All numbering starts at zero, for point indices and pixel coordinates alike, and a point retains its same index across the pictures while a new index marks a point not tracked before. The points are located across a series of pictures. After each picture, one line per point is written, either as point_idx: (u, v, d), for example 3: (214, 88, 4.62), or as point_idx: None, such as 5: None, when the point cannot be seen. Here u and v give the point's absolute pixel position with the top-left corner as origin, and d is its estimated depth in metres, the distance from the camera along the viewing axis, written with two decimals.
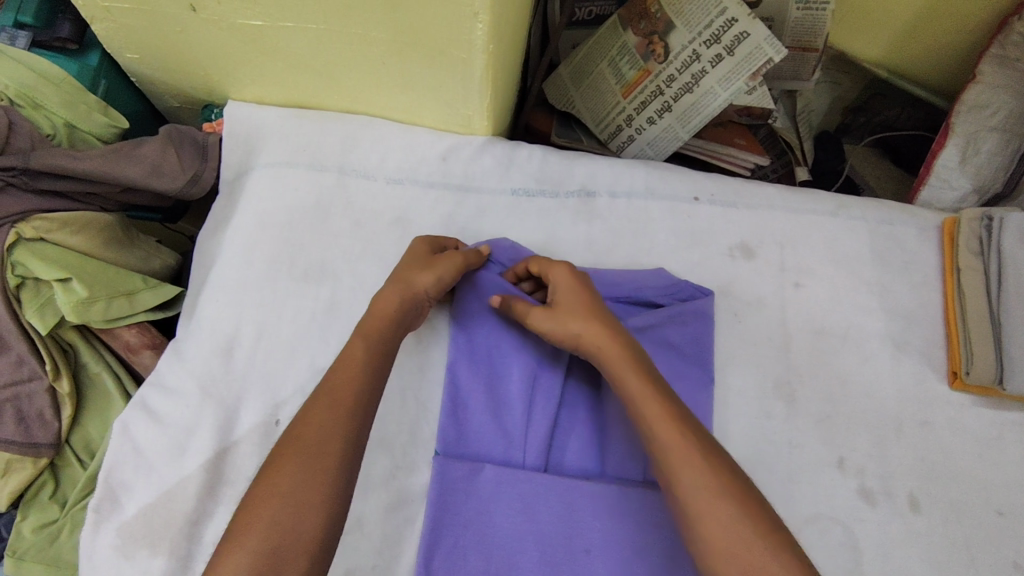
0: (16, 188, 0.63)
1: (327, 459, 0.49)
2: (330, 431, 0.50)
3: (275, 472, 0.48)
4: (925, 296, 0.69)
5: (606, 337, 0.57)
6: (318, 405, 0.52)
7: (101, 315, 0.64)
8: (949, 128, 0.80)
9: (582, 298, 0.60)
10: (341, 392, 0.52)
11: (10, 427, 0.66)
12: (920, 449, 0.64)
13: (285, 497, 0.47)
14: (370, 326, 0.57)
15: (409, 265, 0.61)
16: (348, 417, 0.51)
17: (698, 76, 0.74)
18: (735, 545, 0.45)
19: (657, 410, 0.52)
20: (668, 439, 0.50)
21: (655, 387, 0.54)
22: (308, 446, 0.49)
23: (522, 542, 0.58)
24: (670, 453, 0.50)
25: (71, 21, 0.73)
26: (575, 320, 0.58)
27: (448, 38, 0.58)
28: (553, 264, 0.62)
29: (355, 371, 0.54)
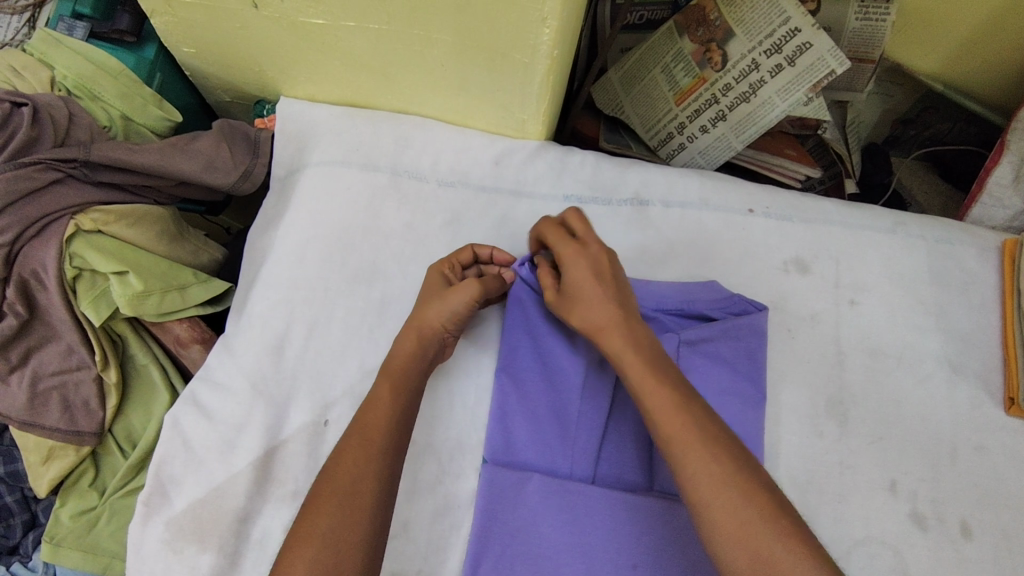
0: (76, 179, 0.64)
1: (361, 499, 0.49)
2: (363, 471, 0.51)
3: (312, 514, 0.49)
4: (983, 318, 0.68)
5: (607, 321, 0.56)
6: (349, 445, 0.52)
7: (154, 309, 0.64)
8: (1004, 144, 0.76)
9: (596, 279, 0.57)
10: (371, 431, 0.53)
11: (56, 414, 0.67)
12: (974, 474, 0.63)
13: (323, 538, 0.47)
14: (394, 366, 0.57)
15: (423, 300, 0.61)
16: (380, 455, 0.52)
17: (756, 86, 0.74)
18: (740, 536, 0.44)
19: (662, 397, 0.51)
20: (668, 427, 0.49)
21: (658, 372, 0.52)
22: (341, 488, 0.49)
23: (568, 554, 0.57)
24: (672, 441, 0.49)
25: (130, 14, 0.73)
26: (580, 309, 0.57)
27: (511, 42, 0.58)
28: (566, 245, 0.59)
29: (383, 410, 0.54)
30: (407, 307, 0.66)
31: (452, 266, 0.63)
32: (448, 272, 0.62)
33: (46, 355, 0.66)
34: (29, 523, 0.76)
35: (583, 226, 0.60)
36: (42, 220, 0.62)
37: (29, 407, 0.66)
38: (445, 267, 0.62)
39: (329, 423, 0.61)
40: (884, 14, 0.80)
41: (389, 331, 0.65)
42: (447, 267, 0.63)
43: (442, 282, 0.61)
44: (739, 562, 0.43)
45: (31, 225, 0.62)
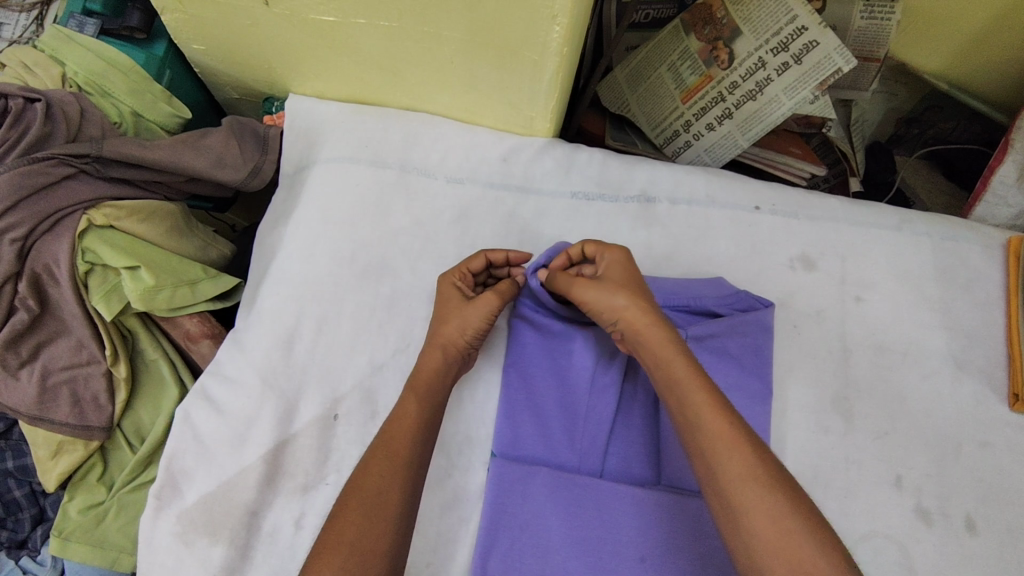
0: (88, 174, 0.64)
1: (385, 509, 0.50)
2: (389, 484, 0.52)
3: (340, 522, 0.50)
4: (988, 315, 0.68)
5: (648, 314, 0.56)
6: (376, 457, 0.53)
7: (165, 303, 0.65)
8: (1009, 143, 0.77)
9: (632, 281, 0.59)
10: (397, 444, 0.54)
11: (65, 409, 0.67)
12: (979, 470, 0.63)
13: (348, 546, 0.48)
14: (419, 379, 0.58)
15: (442, 315, 0.61)
16: (404, 467, 0.53)
17: (762, 84, 0.74)
18: (780, 537, 0.44)
19: (701, 396, 0.51)
20: (713, 425, 0.50)
21: (700, 373, 0.53)
22: (368, 499, 0.51)
23: (578, 547, 0.57)
24: (711, 438, 0.49)
25: (141, 11, 0.73)
26: (620, 293, 0.57)
27: (521, 40, 0.58)
28: (610, 247, 0.61)
29: (409, 424, 0.55)
30: (416, 303, 0.66)
31: (462, 275, 0.63)
32: (465, 283, 0.63)
33: (56, 350, 0.67)
34: (37, 517, 0.77)
35: (597, 244, 0.62)
36: (55, 215, 0.62)
37: (38, 402, 0.66)
38: (458, 277, 0.63)
39: (339, 417, 0.62)
40: (889, 13, 0.80)
41: (398, 327, 0.65)
42: (459, 279, 0.63)
43: (460, 295, 0.62)
44: (775, 564, 0.44)
45: (44, 220, 0.62)
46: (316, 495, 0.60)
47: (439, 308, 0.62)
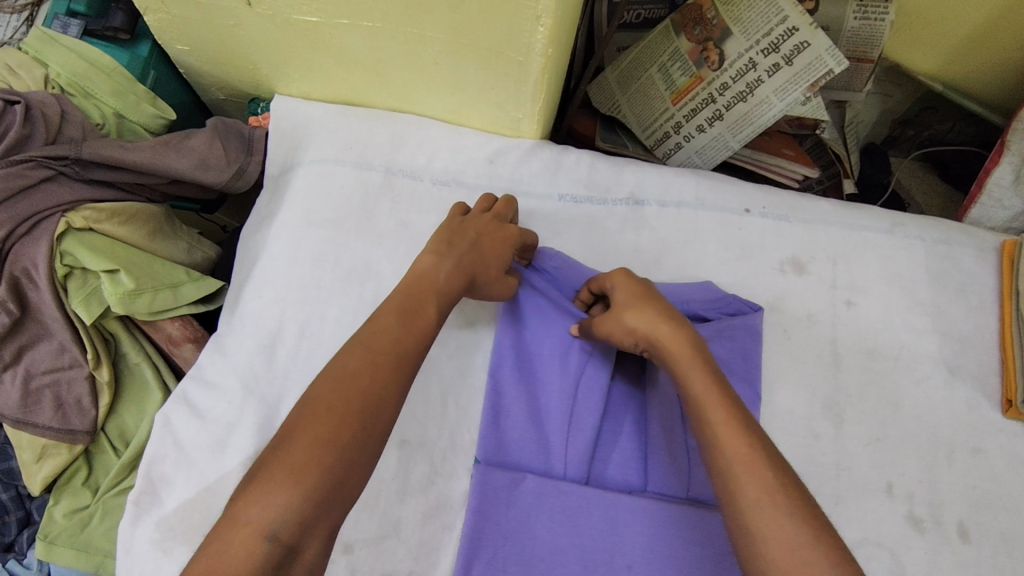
0: (68, 177, 0.64)
1: (375, 423, 0.46)
2: (387, 389, 0.48)
3: (325, 415, 0.45)
4: (981, 320, 0.67)
5: (661, 334, 0.55)
6: (382, 355, 0.49)
7: (145, 307, 0.64)
8: (1003, 144, 0.76)
9: (647, 296, 0.58)
10: (403, 350, 0.50)
11: (48, 413, 0.67)
12: (972, 477, 0.62)
13: (328, 449, 0.44)
14: (437, 286, 0.55)
15: (491, 260, 0.60)
16: (399, 384, 0.49)
17: (753, 85, 0.73)
18: (797, 565, 0.41)
19: (720, 411, 0.49)
20: (731, 443, 0.47)
21: (722, 387, 0.51)
22: (364, 401, 0.47)
23: (563, 556, 0.57)
24: (728, 457, 0.46)
25: (123, 11, 0.73)
26: (634, 314, 0.56)
27: (505, 41, 0.57)
28: (612, 269, 0.61)
29: (416, 334, 0.52)
30: None
31: (524, 236, 0.63)
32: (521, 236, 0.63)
33: (37, 354, 0.66)
34: (23, 520, 0.76)
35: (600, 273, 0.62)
36: (34, 218, 0.62)
37: (22, 406, 0.66)
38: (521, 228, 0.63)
39: None
40: (882, 13, 0.79)
41: None
42: (519, 233, 0.62)
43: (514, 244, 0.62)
44: None
45: (23, 223, 0.61)
46: None
47: (489, 244, 0.60)
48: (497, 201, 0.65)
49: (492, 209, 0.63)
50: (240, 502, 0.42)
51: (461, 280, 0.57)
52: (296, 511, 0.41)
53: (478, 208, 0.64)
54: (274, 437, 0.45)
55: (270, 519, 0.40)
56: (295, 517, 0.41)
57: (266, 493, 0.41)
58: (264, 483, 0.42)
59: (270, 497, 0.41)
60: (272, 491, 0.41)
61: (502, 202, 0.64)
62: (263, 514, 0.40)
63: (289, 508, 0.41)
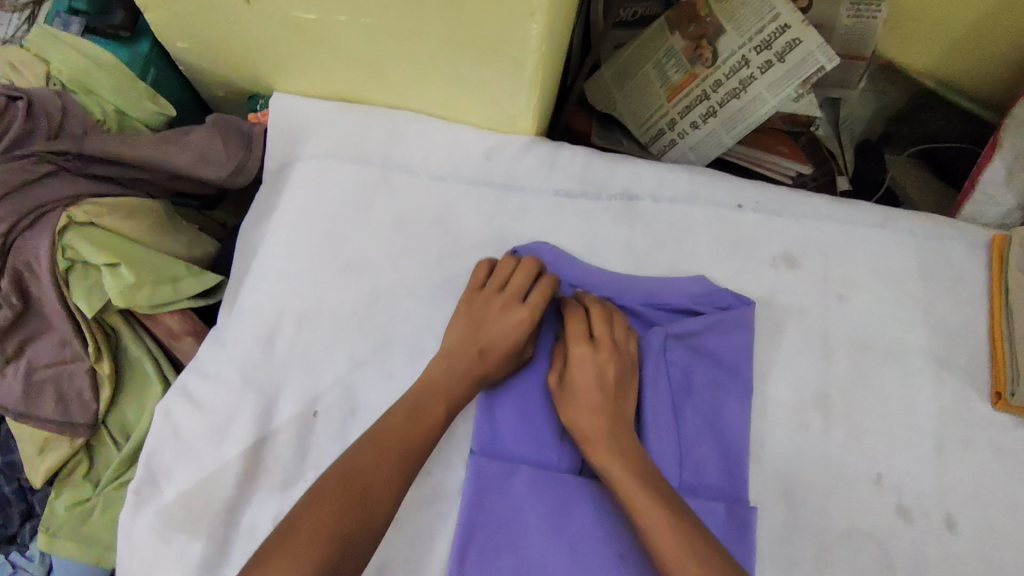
0: (69, 172, 0.65)
1: (376, 515, 0.51)
2: (389, 483, 0.53)
3: (326, 504, 0.50)
4: (971, 314, 0.68)
5: (603, 428, 0.58)
6: (388, 450, 0.54)
7: (146, 301, 0.65)
8: (997, 142, 0.76)
9: (585, 376, 0.60)
10: (409, 448, 0.55)
11: (49, 406, 0.68)
12: (960, 468, 0.63)
13: (331, 536, 0.48)
14: (449, 395, 0.59)
15: (497, 370, 0.61)
16: (400, 477, 0.54)
17: (746, 82, 0.74)
18: None
19: (645, 500, 0.52)
20: (655, 536, 0.50)
21: (644, 479, 0.54)
22: (365, 496, 0.51)
23: (555, 543, 0.57)
24: (654, 549, 0.50)
25: (124, 9, 0.74)
26: (568, 404, 0.60)
27: (500, 38, 0.58)
28: (572, 333, 0.62)
29: (422, 432, 0.56)
30: (396, 302, 0.66)
31: (536, 318, 0.62)
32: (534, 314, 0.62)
33: (40, 347, 0.67)
34: (26, 513, 0.77)
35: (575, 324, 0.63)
36: (37, 212, 0.63)
37: (24, 398, 0.67)
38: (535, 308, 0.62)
39: (319, 414, 0.62)
40: (875, 11, 0.80)
41: (378, 323, 0.65)
42: (530, 320, 0.62)
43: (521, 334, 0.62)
44: None
45: (26, 216, 0.62)
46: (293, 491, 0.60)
47: (496, 353, 0.61)
48: (519, 266, 0.64)
49: (511, 282, 0.63)
50: None
51: (469, 388, 0.60)
52: None
53: (498, 278, 0.64)
54: (281, 519, 0.50)
55: None
56: None
57: (270, 575, 0.46)
58: (270, 563, 0.46)
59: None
60: (278, 572, 0.46)
61: (523, 270, 0.64)
62: None
63: None
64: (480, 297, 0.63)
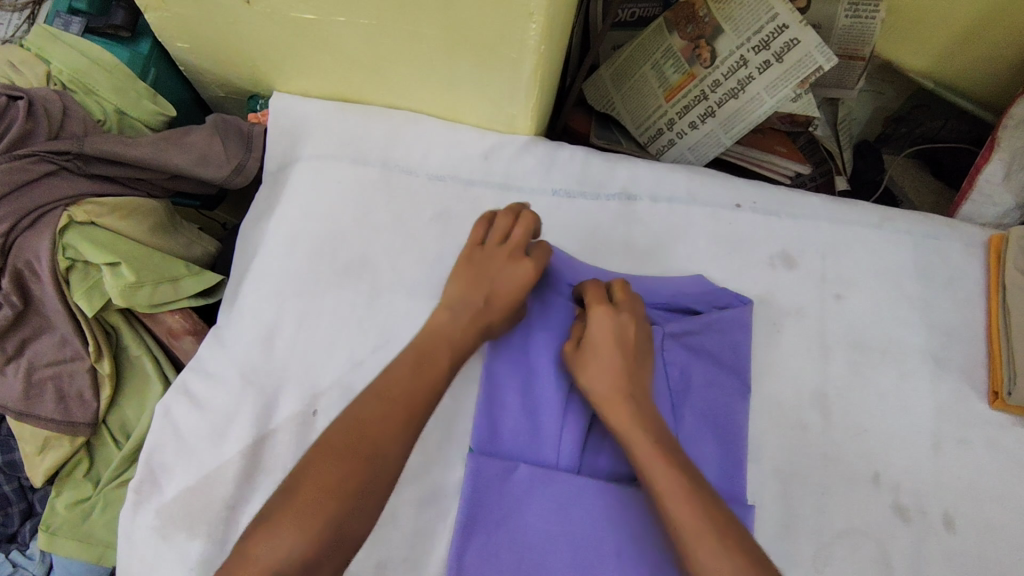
0: (69, 172, 0.65)
1: (381, 474, 0.50)
2: (394, 440, 0.51)
3: (327, 465, 0.49)
4: (968, 313, 0.68)
5: (617, 394, 0.57)
6: (392, 407, 0.52)
7: (146, 300, 0.65)
8: (993, 143, 0.77)
9: (610, 348, 0.59)
10: (413, 400, 0.53)
11: (50, 405, 0.68)
12: (957, 467, 0.63)
13: (336, 497, 0.48)
14: (448, 345, 0.58)
15: (496, 321, 0.60)
16: (406, 433, 0.52)
17: (744, 82, 0.74)
18: None
19: (666, 479, 0.51)
20: (679, 516, 0.49)
21: (669, 456, 0.52)
22: (371, 454, 0.50)
23: (554, 543, 0.58)
24: (679, 529, 0.49)
25: (125, 10, 0.74)
26: (587, 374, 0.59)
27: (498, 38, 0.59)
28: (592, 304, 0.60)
29: (427, 382, 0.55)
30: (396, 302, 0.66)
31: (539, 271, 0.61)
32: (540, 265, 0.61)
33: (40, 346, 0.67)
34: (26, 512, 0.78)
35: (594, 294, 0.62)
36: (37, 212, 0.63)
37: (25, 398, 0.67)
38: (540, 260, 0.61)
39: (317, 413, 0.62)
40: (873, 12, 0.80)
41: (378, 322, 0.65)
42: (533, 272, 0.60)
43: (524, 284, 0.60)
44: None
45: (26, 216, 0.63)
46: None
47: (497, 304, 0.60)
48: (518, 220, 0.62)
49: (512, 235, 0.61)
50: (251, 540, 0.47)
51: (474, 337, 0.59)
52: (299, 556, 0.46)
53: (498, 231, 0.62)
54: (286, 478, 0.50)
55: (277, 560, 0.45)
56: (296, 561, 0.46)
57: (275, 533, 0.46)
58: (274, 523, 0.47)
59: (277, 537, 0.46)
60: (279, 535, 0.46)
61: (523, 224, 0.62)
62: (271, 555, 0.46)
63: (292, 551, 0.46)
64: (485, 248, 0.62)
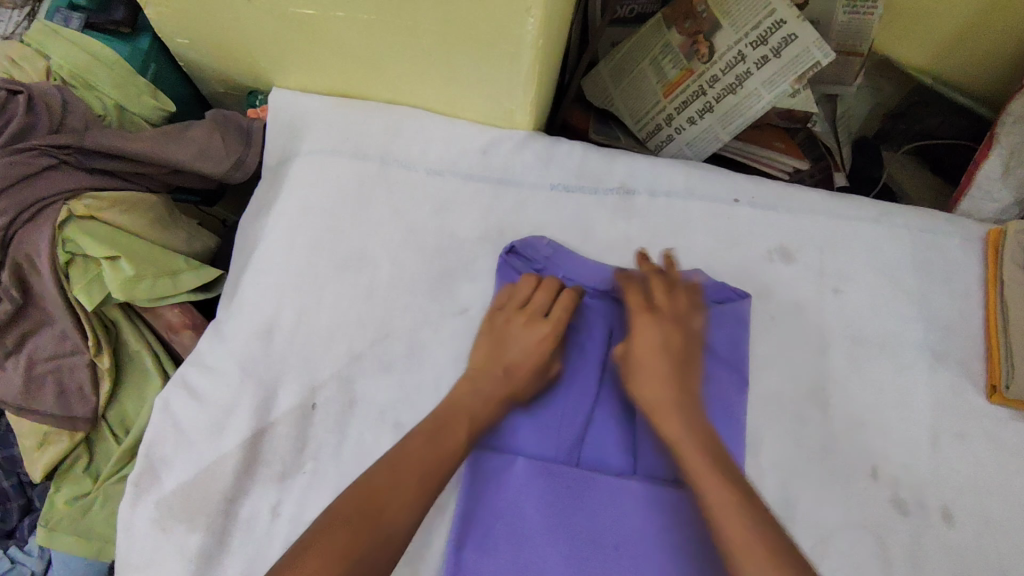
0: (69, 166, 0.65)
1: (390, 538, 0.51)
2: (406, 501, 0.53)
3: (342, 526, 0.50)
4: (966, 307, 0.68)
5: (661, 401, 0.58)
6: (407, 472, 0.54)
7: (146, 294, 0.66)
8: (992, 141, 0.77)
9: (659, 358, 0.60)
10: (429, 465, 0.55)
11: (50, 399, 0.68)
12: (955, 461, 0.63)
13: (343, 555, 0.49)
14: (472, 414, 0.59)
15: (523, 388, 0.61)
16: (421, 498, 0.54)
17: (742, 77, 0.74)
18: None
19: (717, 490, 0.52)
20: (726, 525, 0.50)
21: (719, 465, 0.53)
22: (381, 517, 0.51)
23: (553, 536, 0.58)
24: (725, 537, 0.49)
25: (126, 5, 0.75)
26: (638, 380, 0.60)
27: (496, 33, 0.59)
28: (636, 317, 0.62)
29: (445, 447, 0.56)
30: (395, 296, 0.66)
31: (557, 333, 0.63)
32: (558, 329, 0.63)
33: (40, 340, 0.67)
34: (25, 507, 0.78)
35: (636, 303, 0.63)
36: (38, 205, 0.63)
37: (24, 392, 0.67)
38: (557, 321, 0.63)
39: (316, 406, 0.62)
40: (871, 8, 0.81)
41: (377, 316, 0.66)
42: (553, 334, 0.63)
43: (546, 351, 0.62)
44: None
45: (27, 208, 0.63)
46: (292, 483, 0.61)
47: (519, 371, 0.61)
48: (540, 285, 0.65)
49: (532, 302, 0.64)
50: None
51: (496, 406, 0.60)
52: None
53: (516, 298, 0.65)
54: (297, 539, 0.51)
55: None
56: None
57: None
58: None
59: None
60: None
61: (543, 290, 0.65)
62: None
63: None
64: (506, 318, 0.64)
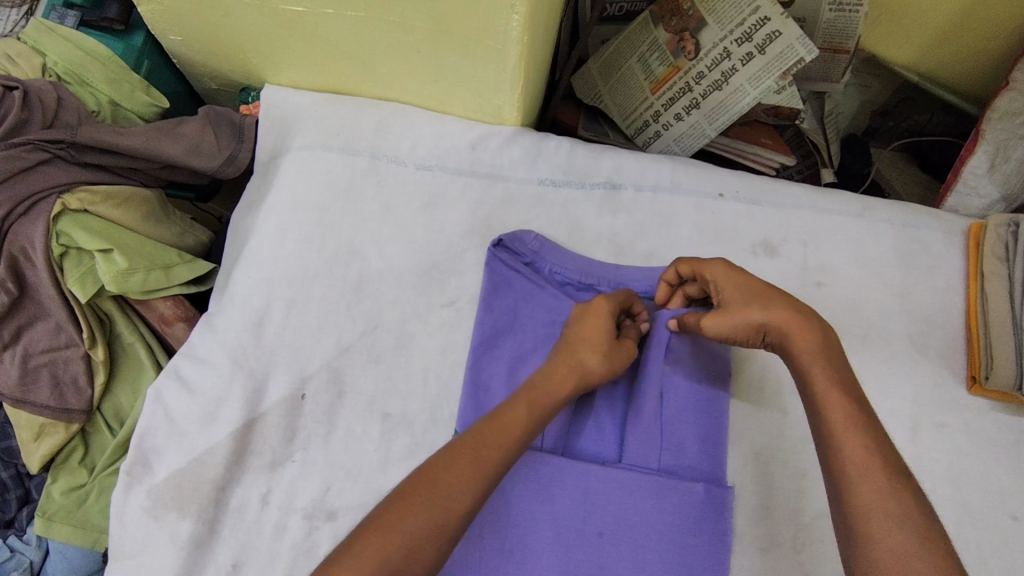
0: (63, 160, 0.67)
1: (445, 519, 0.48)
2: (462, 483, 0.49)
3: (397, 509, 0.48)
4: (947, 300, 0.69)
5: (790, 317, 0.54)
6: (462, 450, 0.51)
7: (139, 286, 0.67)
8: (979, 134, 0.77)
9: (752, 288, 0.56)
10: (487, 445, 0.51)
11: (45, 392, 0.69)
12: (935, 451, 0.64)
13: (391, 534, 0.47)
14: (535, 389, 0.56)
15: (586, 362, 0.58)
16: (476, 480, 0.50)
17: (727, 74, 0.76)
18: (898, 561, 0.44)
19: (840, 412, 0.50)
20: (850, 448, 0.48)
21: (843, 385, 0.51)
22: (433, 497, 0.48)
23: (536, 523, 0.59)
24: (844, 460, 0.48)
25: (118, 2, 0.75)
26: (754, 309, 0.55)
27: (482, 30, 0.60)
28: (705, 262, 0.60)
29: (505, 429, 0.53)
30: (384, 288, 0.67)
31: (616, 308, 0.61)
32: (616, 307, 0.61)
33: (35, 333, 0.68)
34: (23, 498, 0.79)
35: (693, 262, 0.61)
36: (31, 199, 0.64)
37: (21, 383, 0.68)
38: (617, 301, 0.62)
39: (306, 397, 0.64)
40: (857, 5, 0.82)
41: (366, 308, 0.67)
42: (611, 308, 0.61)
43: (609, 325, 0.60)
44: None
45: (21, 203, 0.64)
46: (282, 472, 0.62)
47: (578, 344, 0.59)
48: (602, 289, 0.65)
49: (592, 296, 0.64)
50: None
51: (563, 380, 0.57)
52: None
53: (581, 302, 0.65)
54: (359, 524, 0.48)
55: None
56: None
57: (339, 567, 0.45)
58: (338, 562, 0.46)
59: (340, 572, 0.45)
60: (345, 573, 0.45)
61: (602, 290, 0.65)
62: None
63: None
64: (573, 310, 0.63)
